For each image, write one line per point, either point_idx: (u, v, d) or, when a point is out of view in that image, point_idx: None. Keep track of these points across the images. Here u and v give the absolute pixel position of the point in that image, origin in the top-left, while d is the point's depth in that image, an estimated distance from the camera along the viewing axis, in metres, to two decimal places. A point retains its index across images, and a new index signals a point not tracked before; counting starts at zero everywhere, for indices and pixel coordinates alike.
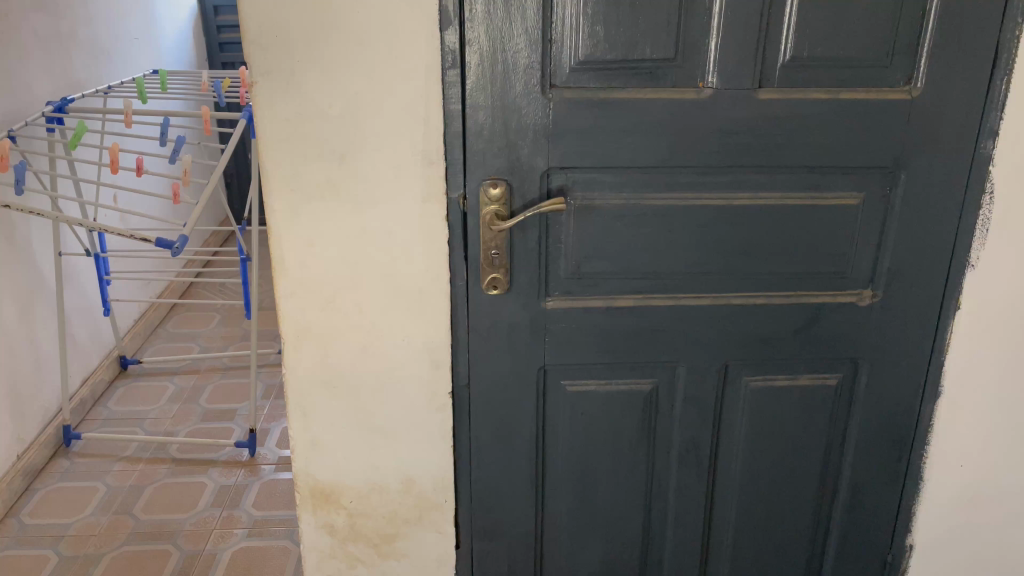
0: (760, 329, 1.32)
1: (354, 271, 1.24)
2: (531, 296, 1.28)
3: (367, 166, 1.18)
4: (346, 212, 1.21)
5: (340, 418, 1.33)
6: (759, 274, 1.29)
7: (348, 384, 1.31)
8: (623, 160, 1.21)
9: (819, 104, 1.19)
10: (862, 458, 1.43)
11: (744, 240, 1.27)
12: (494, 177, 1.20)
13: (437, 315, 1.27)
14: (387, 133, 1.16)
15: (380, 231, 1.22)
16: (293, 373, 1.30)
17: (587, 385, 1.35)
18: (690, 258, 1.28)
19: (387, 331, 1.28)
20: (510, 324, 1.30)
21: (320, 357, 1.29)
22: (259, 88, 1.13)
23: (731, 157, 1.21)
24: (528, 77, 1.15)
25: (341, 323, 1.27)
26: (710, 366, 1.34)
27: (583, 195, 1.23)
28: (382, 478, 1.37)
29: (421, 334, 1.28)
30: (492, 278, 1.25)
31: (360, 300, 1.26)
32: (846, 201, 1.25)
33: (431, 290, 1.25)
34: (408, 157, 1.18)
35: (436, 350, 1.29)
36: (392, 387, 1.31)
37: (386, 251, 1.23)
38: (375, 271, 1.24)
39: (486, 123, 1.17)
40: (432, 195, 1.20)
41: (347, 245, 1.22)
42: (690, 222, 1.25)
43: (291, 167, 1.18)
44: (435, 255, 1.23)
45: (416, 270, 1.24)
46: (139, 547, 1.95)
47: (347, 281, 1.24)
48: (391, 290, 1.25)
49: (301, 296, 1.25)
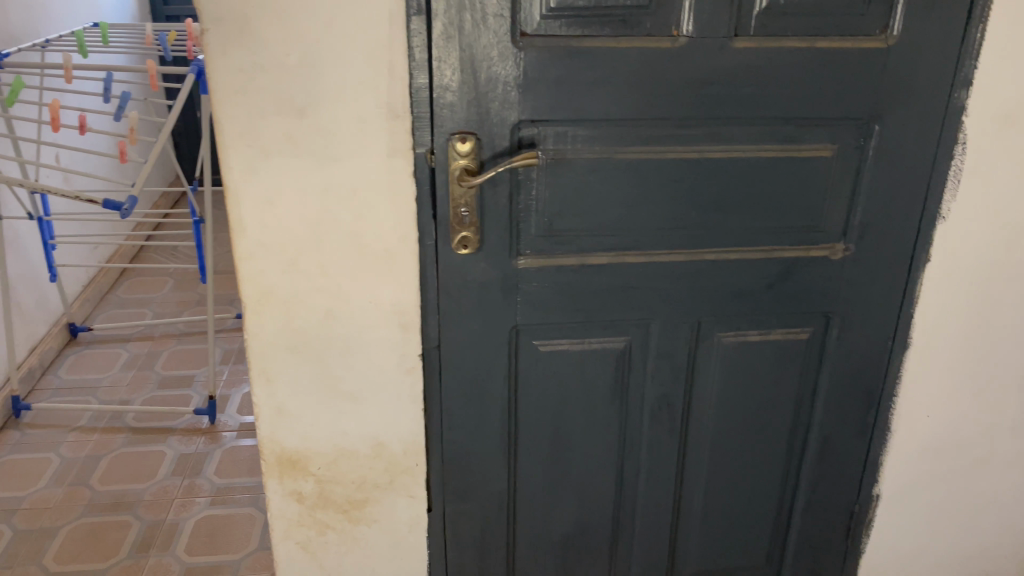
0: (734, 284, 1.31)
1: (319, 230, 1.19)
2: (502, 254, 1.24)
3: (328, 120, 1.13)
4: (308, 170, 1.15)
5: (307, 384, 1.29)
6: (733, 229, 1.27)
7: (314, 347, 1.27)
8: (596, 113, 1.17)
9: (795, 53, 1.17)
10: (832, 410, 1.43)
11: (719, 194, 1.25)
12: (460, 134, 1.15)
13: (405, 275, 1.23)
14: (348, 85, 1.11)
15: (346, 190, 1.17)
16: (257, 340, 1.26)
17: (559, 344, 1.32)
18: (665, 214, 1.25)
19: (353, 292, 1.24)
20: (481, 284, 1.26)
21: (284, 321, 1.25)
22: (211, 36, 1.07)
23: (708, 108, 1.18)
24: (497, 25, 1.10)
25: (305, 285, 1.23)
26: (683, 323, 1.33)
27: (555, 150, 1.19)
28: (352, 443, 1.34)
29: (390, 297, 1.25)
30: (462, 237, 1.21)
31: (324, 261, 1.21)
32: (820, 152, 1.23)
33: (398, 250, 1.22)
34: (372, 111, 1.13)
35: (404, 312, 1.26)
36: (359, 349, 1.27)
37: (351, 210, 1.18)
38: (339, 229, 1.19)
39: (453, 74, 1.12)
40: (398, 152, 1.15)
41: (310, 203, 1.17)
42: (663, 177, 1.23)
43: (249, 121, 1.12)
44: (402, 214, 1.19)
45: (383, 229, 1.20)
46: (98, 519, 1.90)
47: (312, 242, 1.20)
48: (357, 249, 1.21)
49: (262, 258, 1.20)
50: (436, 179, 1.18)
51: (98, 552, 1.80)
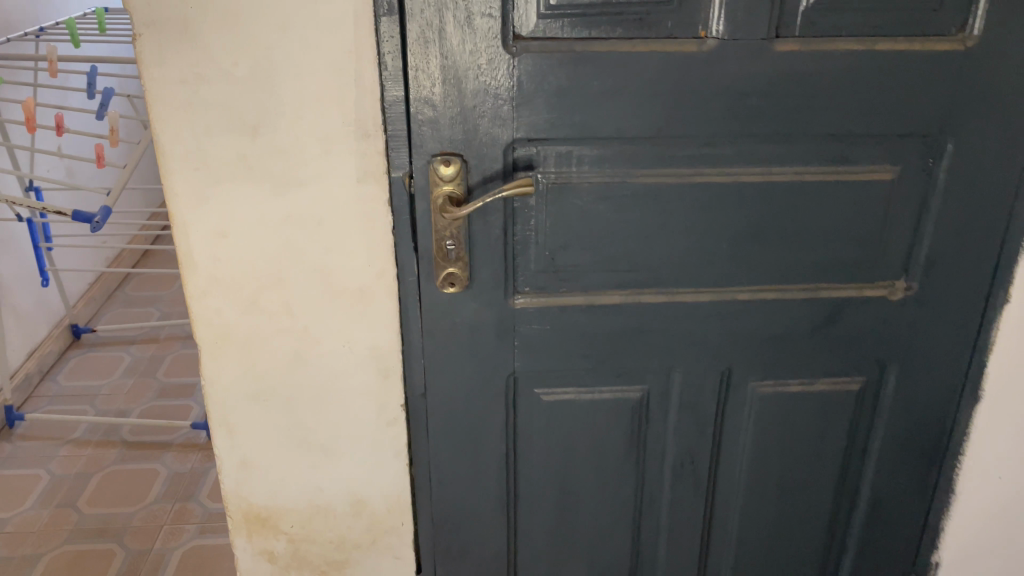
0: (771, 327, 1.11)
1: (281, 266, 1.02)
2: (495, 293, 1.06)
3: (287, 140, 0.95)
4: (265, 197, 0.98)
5: (274, 435, 1.13)
6: (771, 264, 1.07)
7: (281, 395, 1.10)
8: (606, 131, 0.98)
9: (850, 57, 0.96)
10: (885, 471, 1.23)
11: (754, 224, 1.05)
12: (443, 156, 0.97)
13: (383, 317, 1.06)
14: (309, 99, 0.93)
15: (311, 220, 1.00)
16: (216, 387, 1.10)
17: (564, 393, 1.14)
18: (690, 247, 1.06)
19: (323, 336, 1.07)
20: (472, 327, 1.08)
21: (245, 366, 1.08)
22: (144, 42, 0.90)
23: (742, 124, 0.98)
24: (485, 26, 0.91)
25: (267, 327, 1.06)
26: (710, 372, 1.14)
27: (557, 174, 1.00)
28: (327, 499, 1.18)
29: (366, 341, 1.07)
30: (448, 274, 1.03)
31: (288, 300, 1.05)
32: (878, 175, 1.03)
33: (373, 288, 1.04)
34: (338, 129, 0.95)
35: (383, 358, 1.09)
36: (333, 399, 1.11)
37: (317, 243, 1.01)
38: (304, 265, 1.02)
39: (433, 86, 0.94)
40: (370, 176, 0.98)
41: (269, 235, 1.00)
42: (688, 204, 1.03)
43: (194, 141, 0.95)
44: (377, 248, 1.02)
45: (355, 265, 1.03)
46: (81, 546, 1.78)
47: (274, 279, 1.03)
48: (325, 288, 1.04)
49: (216, 295, 1.04)
50: (416, 208, 1.00)
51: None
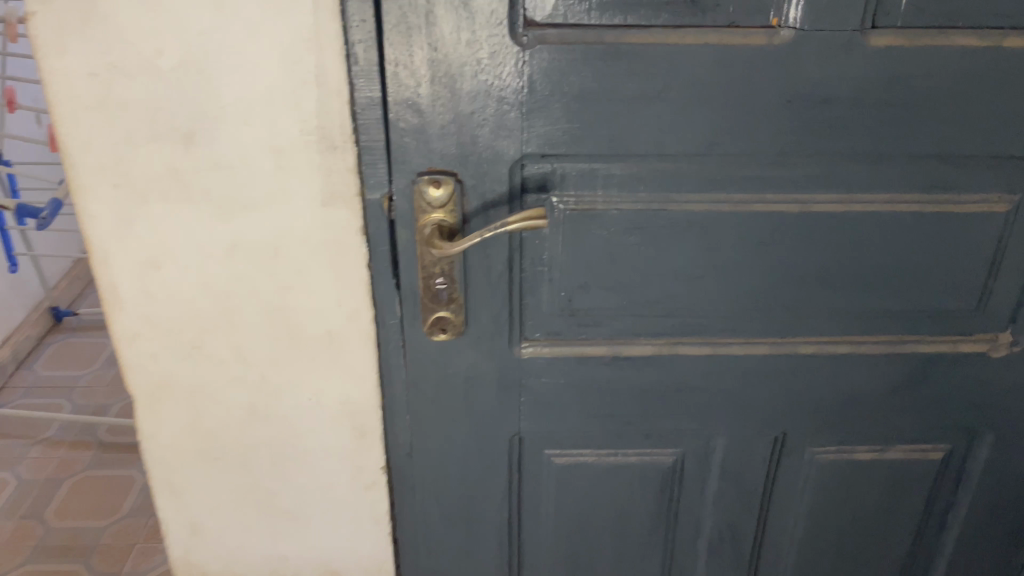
0: (838, 386, 0.89)
1: (230, 304, 0.82)
2: (497, 341, 0.85)
3: (231, 151, 0.74)
4: (206, 222, 0.78)
5: (230, 498, 0.94)
6: (843, 313, 0.85)
7: (236, 453, 0.91)
8: (642, 146, 0.76)
9: (967, 57, 0.72)
10: (965, 551, 1.02)
11: (826, 265, 0.83)
12: (431, 177, 0.75)
13: (357, 365, 0.86)
14: (255, 101, 0.72)
15: (265, 250, 0.79)
16: (156, 443, 0.90)
17: (581, 456, 0.94)
18: (743, 291, 0.84)
19: (284, 386, 0.87)
20: (467, 380, 0.87)
21: (191, 419, 0.89)
22: (37, 23, 0.68)
23: (819, 141, 0.76)
24: (487, 9, 0.69)
25: (216, 374, 0.87)
26: (760, 437, 0.92)
27: (579, 200, 0.79)
28: (296, 568, 0.99)
29: (337, 393, 0.88)
30: (438, 319, 0.82)
31: (240, 344, 0.85)
32: (989, 206, 0.80)
33: (345, 332, 0.84)
34: (296, 140, 0.73)
35: (358, 413, 0.89)
36: (298, 458, 0.91)
37: (273, 278, 0.81)
38: (258, 303, 0.82)
39: (419, 87, 0.72)
40: (338, 198, 0.76)
41: (214, 268, 0.80)
42: (743, 239, 0.81)
43: (112, 151, 0.74)
44: (349, 284, 0.81)
45: (322, 305, 0.82)
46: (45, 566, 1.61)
47: (222, 319, 0.83)
48: (285, 330, 0.84)
49: (152, 338, 0.84)
50: (397, 236, 0.79)
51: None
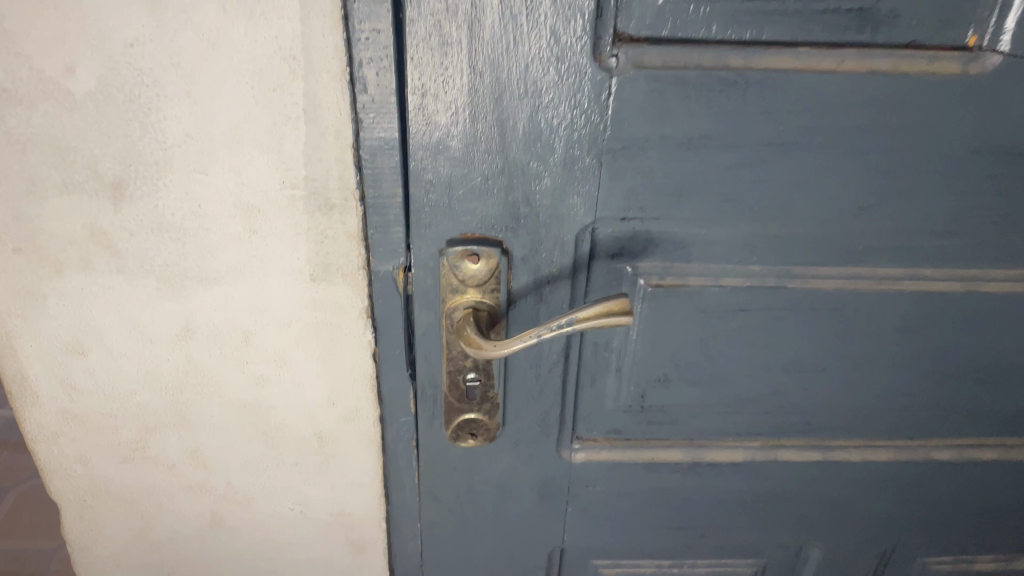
0: (969, 493, 0.70)
1: (184, 398, 0.61)
2: (542, 443, 0.64)
3: (181, 207, 0.52)
4: (148, 297, 0.56)
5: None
6: (992, 411, 0.65)
7: (198, 563, 0.72)
8: (761, 207, 0.54)
9: None
10: None
11: (983, 356, 0.62)
12: (466, 248, 0.53)
13: (353, 472, 0.65)
14: (216, 140, 0.49)
15: (231, 334, 0.58)
16: (93, 554, 0.71)
17: (638, 567, 0.74)
18: (868, 386, 0.63)
19: (257, 494, 0.67)
20: (500, 487, 0.67)
21: (136, 528, 0.69)
22: None
23: (1002, 202, 0.55)
24: (560, 17, 0.46)
25: (167, 480, 0.66)
26: (864, 547, 0.73)
27: (669, 276, 0.57)
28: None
29: (328, 505, 0.67)
30: (466, 422, 0.61)
31: (199, 445, 0.64)
32: None
33: (340, 435, 0.63)
34: (274, 195, 0.52)
35: (354, 526, 0.69)
36: (277, 568, 0.72)
37: (242, 369, 0.59)
38: (222, 399, 0.61)
39: (454, 126, 0.49)
40: (334, 272, 0.55)
41: (160, 354, 0.59)
42: (880, 325, 0.60)
43: (7, 206, 0.51)
44: (346, 379, 0.60)
45: (309, 403, 0.61)
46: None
47: (174, 416, 0.62)
48: (259, 431, 0.63)
49: (78, 437, 0.63)
50: (414, 318, 0.58)
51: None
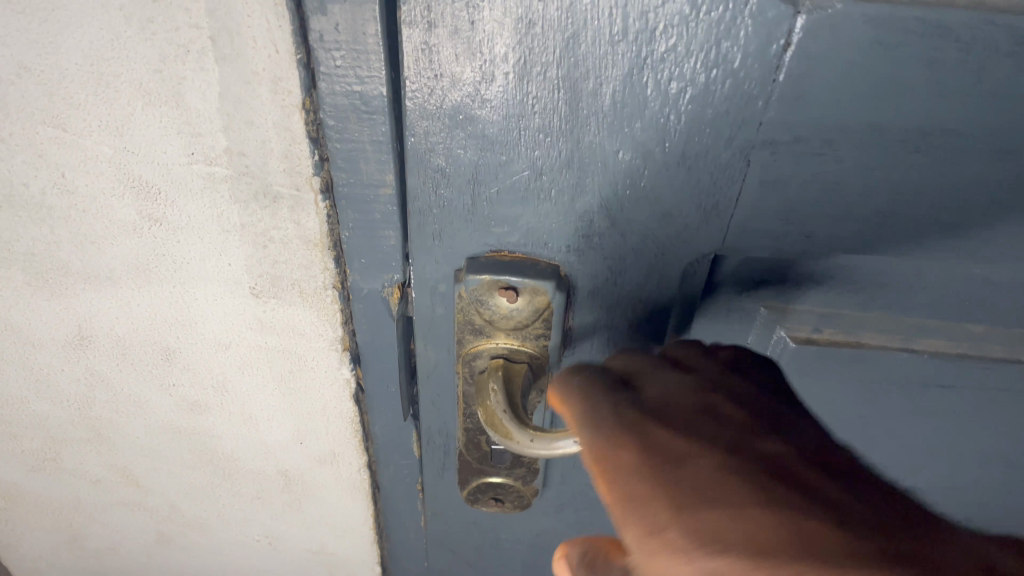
0: None
1: (96, 416, 0.43)
2: (600, 511, 0.45)
3: (34, 177, 0.32)
4: (16, 295, 0.37)
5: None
6: None
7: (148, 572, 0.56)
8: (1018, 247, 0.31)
9: None
10: None
11: None
12: (498, 277, 0.32)
13: (335, 515, 0.48)
14: (67, 80, 0.28)
15: (146, 348, 0.39)
16: (21, 550, 0.56)
17: None
18: None
19: (211, 520, 0.50)
20: (537, 548, 0.49)
21: (65, 535, 0.53)
22: None
23: None
24: None
25: (93, 496, 0.49)
26: None
27: (830, 330, 0.35)
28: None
29: (304, 540, 0.50)
30: (490, 486, 0.42)
31: (125, 465, 0.46)
32: None
33: (313, 478, 0.45)
34: (179, 171, 0.31)
35: (341, 561, 0.52)
36: None
37: (168, 389, 0.41)
38: (148, 420, 0.43)
39: (483, 83, 0.27)
40: (287, 287, 0.34)
41: (51, 363, 0.40)
42: None
43: None
44: (315, 417, 0.41)
45: (267, 438, 0.43)
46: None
47: (87, 432, 0.44)
48: (204, 458, 0.45)
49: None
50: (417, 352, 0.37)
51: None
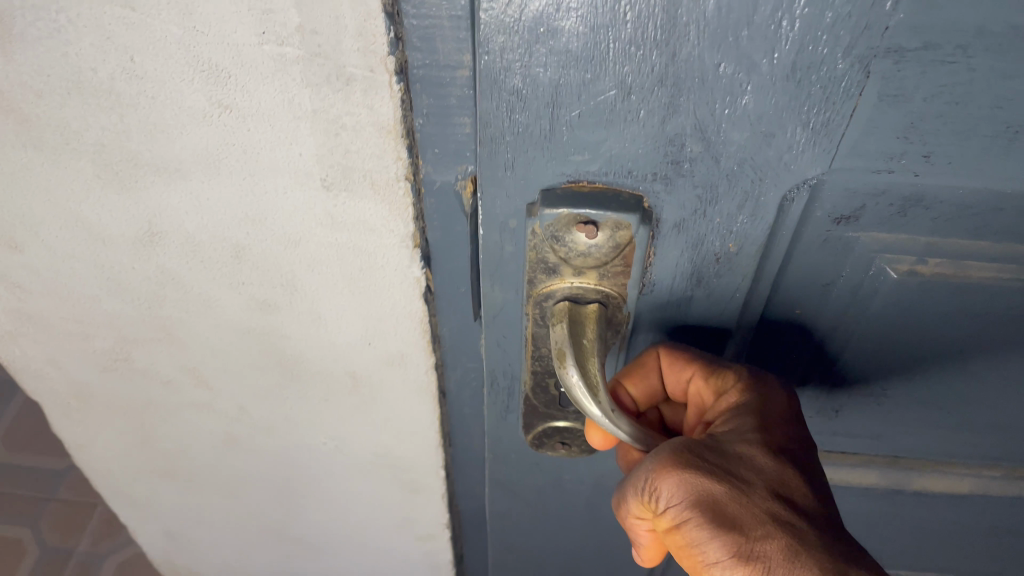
0: None
1: (166, 313, 0.40)
2: None
3: (100, 60, 0.28)
4: (82, 187, 0.34)
5: (216, 510, 0.59)
6: None
7: (214, 477, 0.55)
8: None
9: None
10: None
11: None
12: (577, 212, 0.29)
13: (403, 421, 0.45)
14: None
15: (216, 247, 0.35)
16: (95, 455, 0.55)
17: None
18: None
19: (280, 425, 0.48)
20: (603, 491, 0.47)
21: (140, 440, 0.52)
22: None
23: None
24: None
25: (166, 401, 0.47)
26: None
27: (935, 265, 0.33)
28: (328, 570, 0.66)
29: (372, 446, 0.48)
30: (559, 431, 0.40)
31: (196, 368, 0.44)
32: None
33: (382, 379, 0.42)
34: (247, 51, 0.27)
35: (406, 469, 0.50)
36: (315, 496, 0.55)
37: (239, 290, 0.38)
38: (219, 322, 0.40)
39: None
40: (358, 180, 0.31)
41: (118, 263, 0.37)
42: None
43: None
44: (387, 320, 0.38)
45: (338, 341, 0.40)
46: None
47: (162, 330, 0.41)
48: (274, 363, 0.42)
49: (31, 347, 0.45)
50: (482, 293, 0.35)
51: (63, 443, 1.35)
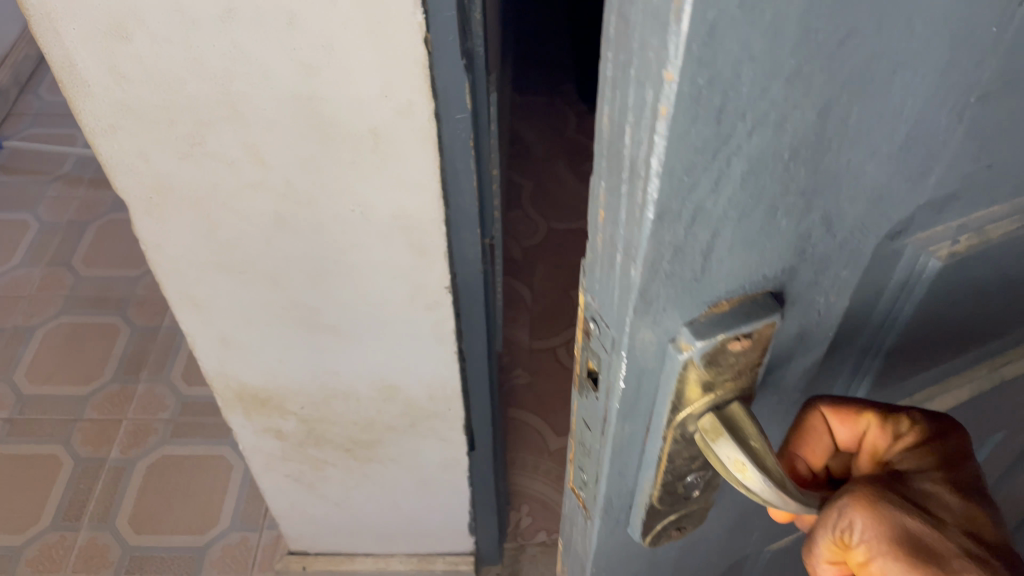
0: None
1: (218, 97, 0.46)
2: None
3: None
4: None
5: (255, 317, 0.62)
6: None
7: (249, 280, 0.59)
8: None
9: None
10: None
11: None
12: (733, 332, 0.28)
13: (416, 175, 0.51)
14: None
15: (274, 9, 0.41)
16: (164, 255, 0.57)
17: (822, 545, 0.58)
18: None
19: (324, 195, 0.52)
20: (692, 546, 0.47)
21: (204, 236, 0.55)
22: None
23: None
24: None
25: (229, 182, 0.51)
26: None
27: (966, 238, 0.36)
28: (346, 386, 0.70)
29: (393, 209, 0.53)
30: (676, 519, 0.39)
31: (256, 138, 0.48)
32: None
33: (398, 138, 0.49)
34: None
35: (417, 231, 0.55)
36: (348, 285, 0.59)
37: (295, 51, 0.43)
38: (277, 84, 0.45)
39: (742, 148, 0.23)
40: None
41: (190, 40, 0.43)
42: None
43: None
44: (403, 62, 0.44)
45: (363, 97, 0.46)
46: (80, 318, 1.41)
47: (215, 112, 0.46)
48: (317, 120, 0.47)
49: (114, 134, 0.48)
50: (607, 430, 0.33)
51: (86, 364, 1.34)
